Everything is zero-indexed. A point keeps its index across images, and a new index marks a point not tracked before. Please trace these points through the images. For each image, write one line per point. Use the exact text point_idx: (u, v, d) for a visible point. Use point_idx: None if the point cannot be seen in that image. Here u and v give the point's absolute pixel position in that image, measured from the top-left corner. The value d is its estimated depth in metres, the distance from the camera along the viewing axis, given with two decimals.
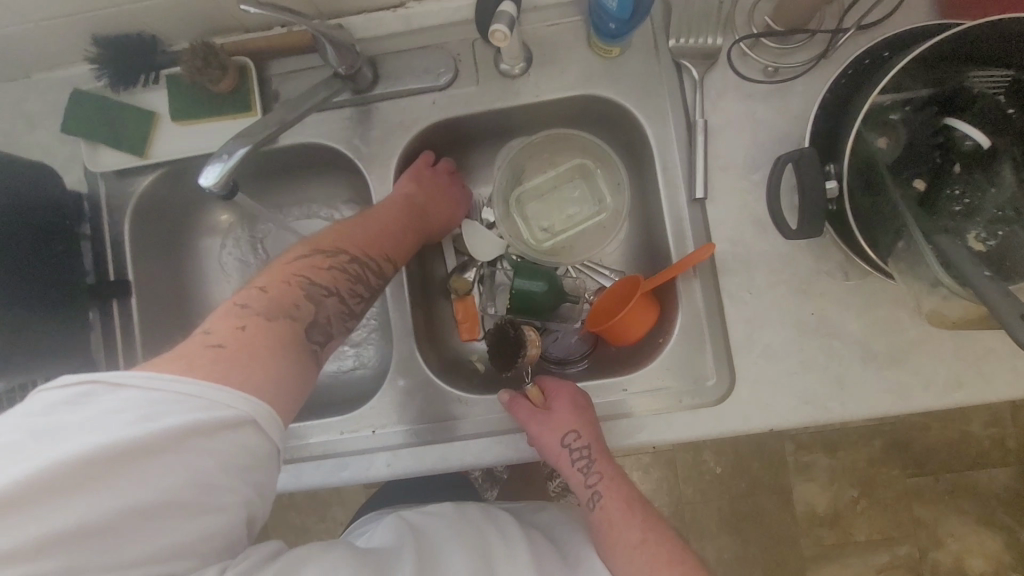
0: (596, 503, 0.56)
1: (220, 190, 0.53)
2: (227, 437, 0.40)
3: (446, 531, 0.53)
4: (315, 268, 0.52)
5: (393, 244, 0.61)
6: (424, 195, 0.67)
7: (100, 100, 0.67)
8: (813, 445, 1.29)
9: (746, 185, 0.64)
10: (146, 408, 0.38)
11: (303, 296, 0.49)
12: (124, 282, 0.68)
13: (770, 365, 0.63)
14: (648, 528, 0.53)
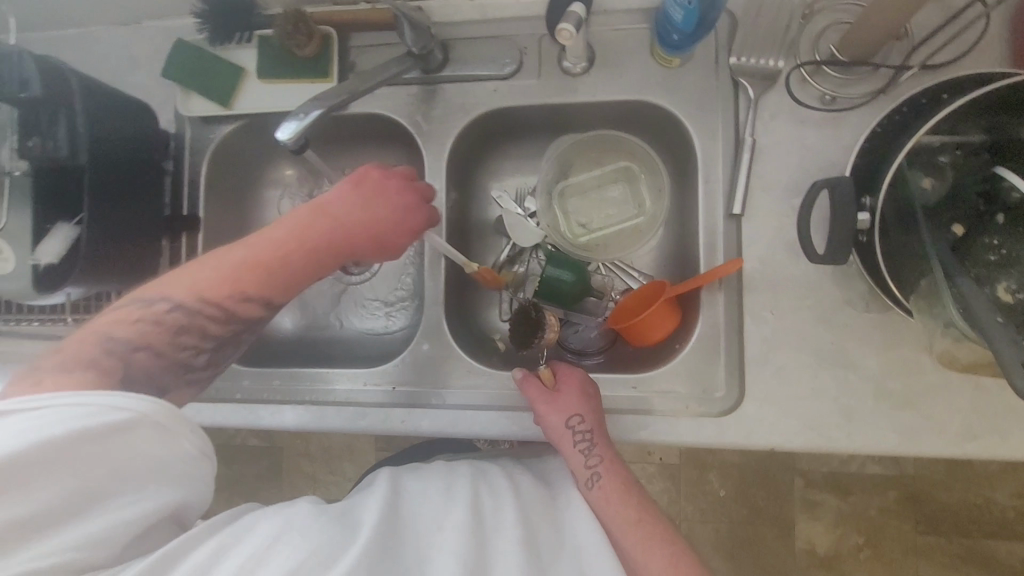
0: (594, 484, 0.60)
1: (294, 144, 0.59)
2: (139, 432, 0.46)
3: (433, 494, 0.57)
4: (172, 281, 0.55)
5: (282, 287, 0.58)
6: (335, 213, 0.60)
7: (198, 52, 0.74)
8: (822, 485, 1.27)
9: (785, 208, 0.66)
10: (63, 413, 0.44)
11: (129, 328, 0.52)
12: (194, 217, 0.75)
13: (781, 386, 0.64)
14: (641, 509, 0.59)
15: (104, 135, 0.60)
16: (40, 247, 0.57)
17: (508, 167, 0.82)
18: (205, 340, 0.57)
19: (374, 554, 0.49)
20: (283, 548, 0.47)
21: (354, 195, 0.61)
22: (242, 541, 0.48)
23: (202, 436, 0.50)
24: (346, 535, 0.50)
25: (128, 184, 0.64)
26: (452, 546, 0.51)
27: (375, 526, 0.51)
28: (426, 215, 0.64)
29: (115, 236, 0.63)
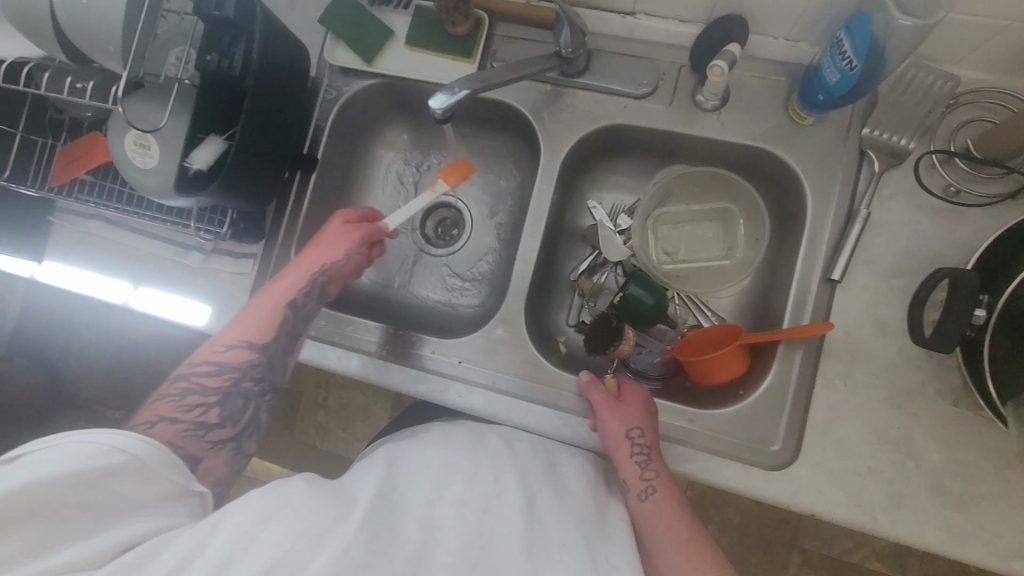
0: (648, 497, 0.62)
1: (441, 113, 0.63)
2: (134, 472, 0.51)
3: (428, 469, 0.59)
4: (195, 375, 0.64)
5: (261, 329, 0.66)
6: (320, 260, 0.69)
7: (355, 7, 0.78)
8: (821, 568, 1.32)
9: (883, 285, 0.66)
10: (76, 446, 0.48)
11: (186, 394, 0.62)
12: (314, 158, 0.78)
13: (837, 456, 0.65)
14: (695, 531, 0.59)
15: (271, 66, 0.64)
16: (193, 153, 0.62)
17: (610, 181, 0.84)
18: (249, 369, 0.65)
19: (370, 526, 0.49)
20: (281, 523, 0.47)
21: (323, 245, 0.70)
22: (227, 527, 0.47)
23: (186, 476, 0.54)
24: (342, 508, 0.50)
25: (277, 116, 0.68)
26: (454, 526, 0.52)
27: (370, 501, 0.51)
28: (377, 229, 0.73)
29: (254, 163, 0.67)
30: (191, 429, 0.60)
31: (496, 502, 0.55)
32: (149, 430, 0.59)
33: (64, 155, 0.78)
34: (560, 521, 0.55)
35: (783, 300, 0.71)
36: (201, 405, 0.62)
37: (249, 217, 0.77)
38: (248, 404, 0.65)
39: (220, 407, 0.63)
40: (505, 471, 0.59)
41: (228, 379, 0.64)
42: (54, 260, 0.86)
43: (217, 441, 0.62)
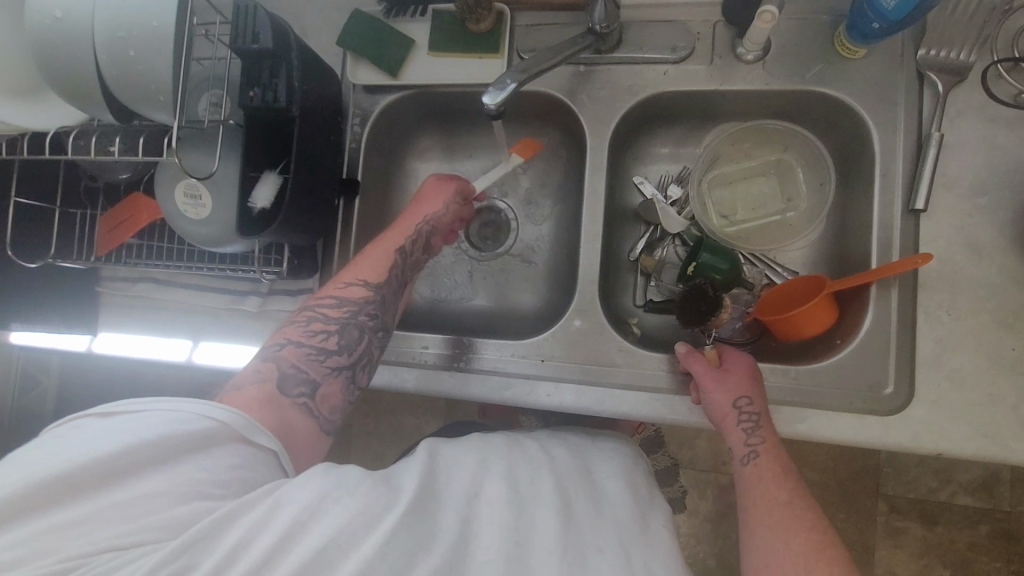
0: (751, 461, 0.60)
1: (495, 109, 0.62)
2: (219, 441, 0.49)
3: (471, 466, 0.56)
4: (310, 328, 0.63)
5: (376, 276, 0.68)
6: (423, 215, 0.74)
7: (372, 22, 0.76)
8: (908, 512, 1.28)
9: (968, 206, 0.64)
10: (164, 415, 0.47)
11: (307, 345, 0.61)
12: (355, 181, 0.76)
13: (955, 390, 0.62)
14: (796, 495, 0.57)
15: (310, 92, 0.62)
16: (255, 192, 0.60)
17: (653, 154, 0.83)
18: (367, 305, 0.66)
19: (415, 516, 0.48)
20: (334, 505, 0.45)
21: (426, 198, 0.76)
22: (287, 500, 0.45)
23: (253, 437, 0.51)
24: (390, 492, 0.49)
25: (321, 142, 0.66)
26: (498, 519, 0.51)
27: (416, 489, 0.50)
28: (466, 186, 0.79)
29: (309, 195, 0.65)
30: (316, 353, 0.61)
31: (534, 501, 0.54)
32: (278, 350, 0.60)
33: (107, 222, 0.77)
34: (596, 529, 0.54)
35: (864, 240, 0.69)
36: (323, 332, 0.63)
37: (301, 251, 0.75)
38: (363, 337, 0.65)
39: (339, 337, 0.63)
40: (542, 472, 0.58)
41: (345, 311, 0.65)
42: (107, 330, 0.84)
43: (334, 368, 0.62)
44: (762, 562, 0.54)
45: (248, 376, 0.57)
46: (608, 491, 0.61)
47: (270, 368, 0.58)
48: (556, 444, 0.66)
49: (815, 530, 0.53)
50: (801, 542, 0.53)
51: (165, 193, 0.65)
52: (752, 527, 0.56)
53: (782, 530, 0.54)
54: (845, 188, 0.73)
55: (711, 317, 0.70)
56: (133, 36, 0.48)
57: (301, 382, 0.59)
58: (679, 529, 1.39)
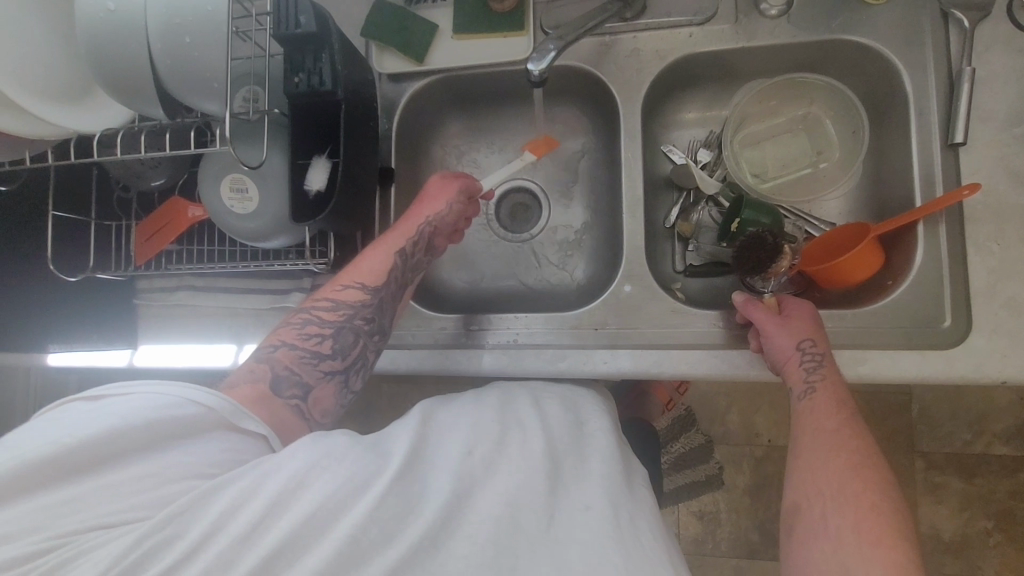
0: (808, 396, 0.62)
1: (537, 77, 0.64)
2: (208, 426, 0.51)
3: (463, 424, 0.58)
4: (304, 329, 0.65)
5: (371, 281, 0.67)
6: (425, 217, 0.72)
7: (395, 11, 0.77)
8: (946, 466, 1.28)
9: (1005, 137, 0.65)
10: (152, 399, 0.49)
11: (299, 346, 0.63)
12: (391, 169, 0.77)
13: (1012, 318, 0.63)
14: (847, 425, 0.60)
15: (351, 78, 0.63)
16: (309, 176, 0.61)
17: (679, 121, 0.84)
18: (360, 308, 0.66)
19: (402, 483, 0.49)
20: (325, 472, 0.48)
21: (429, 197, 0.73)
22: (277, 471, 0.47)
23: (236, 420, 0.53)
24: (376, 462, 0.50)
25: (362, 129, 0.66)
26: (487, 481, 0.52)
27: (402, 457, 0.51)
28: (471, 185, 0.76)
29: (354, 181, 0.65)
30: (308, 357, 0.63)
31: (521, 460, 0.54)
32: (272, 352, 0.62)
33: (146, 231, 0.77)
34: (585, 486, 0.54)
35: (904, 181, 0.69)
36: (319, 335, 0.65)
37: (345, 242, 0.75)
38: (358, 341, 0.66)
39: (334, 340, 0.65)
40: (532, 430, 0.58)
41: (341, 314, 0.66)
42: (147, 341, 0.83)
43: (327, 372, 0.64)
44: (802, 479, 0.58)
45: (245, 375, 0.61)
46: (597, 445, 0.60)
47: (264, 367, 0.61)
48: (548, 399, 0.66)
49: (857, 451, 0.57)
50: (840, 461, 0.57)
51: (211, 190, 0.65)
52: (800, 450, 0.60)
53: (825, 452, 0.58)
54: (877, 135, 0.74)
55: (768, 265, 0.71)
56: (189, 24, 0.49)
57: (294, 384, 0.61)
58: (719, 504, 1.38)
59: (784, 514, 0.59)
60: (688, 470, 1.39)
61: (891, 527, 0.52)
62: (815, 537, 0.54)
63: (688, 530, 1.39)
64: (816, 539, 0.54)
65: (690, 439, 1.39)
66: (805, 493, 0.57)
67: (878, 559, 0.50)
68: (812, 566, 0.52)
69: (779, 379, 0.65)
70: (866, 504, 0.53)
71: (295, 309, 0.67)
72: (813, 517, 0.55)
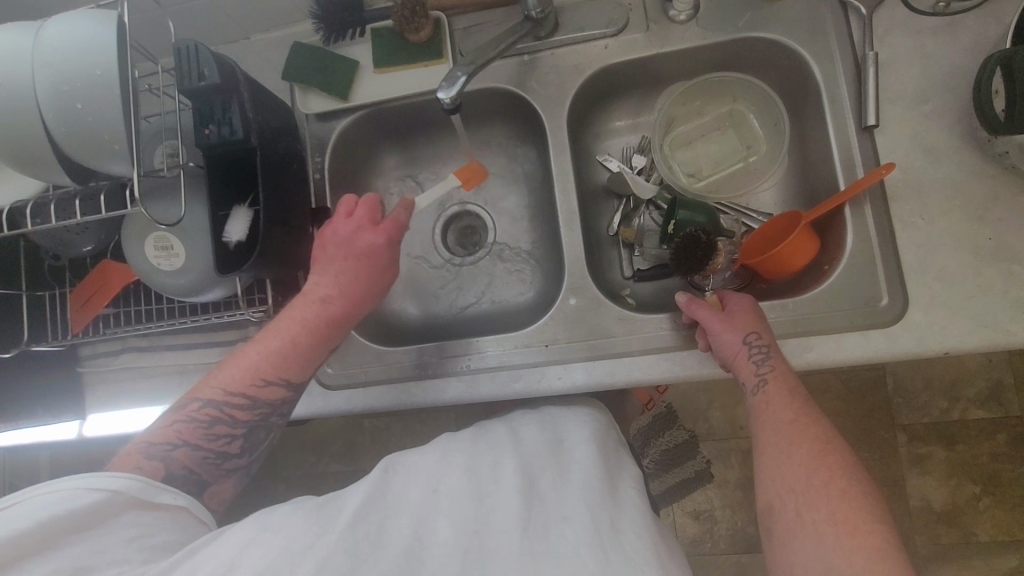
0: (761, 389, 0.61)
1: (451, 104, 0.64)
2: (116, 512, 0.50)
3: (426, 467, 0.60)
4: (204, 432, 0.61)
5: (292, 370, 0.64)
6: (341, 297, 0.65)
7: (314, 51, 0.77)
8: (927, 437, 1.29)
9: (916, 115, 0.67)
10: (46, 499, 0.47)
11: (194, 453, 0.60)
12: (326, 208, 0.77)
13: (945, 289, 0.63)
14: (801, 411, 0.59)
15: (266, 124, 0.63)
16: (228, 228, 0.60)
17: (610, 128, 0.85)
18: (278, 405, 0.65)
19: (355, 536, 0.50)
20: (258, 548, 0.48)
21: (343, 275, 0.65)
22: (209, 559, 0.48)
23: (150, 492, 0.53)
24: (326, 520, 0.52)
25: (283, 173, 0.66)
26: (448, 509, 0.54)
27: (354, 508, 0.53)
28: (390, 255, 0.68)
29: (280, 225, 0.64)
30: (212, 458, 0.62)
31: (493, 490, 0.56)
32: (169, 453, 0.59)
33: (77, 299, 0.75)
34: (559, 497, 0.55)
35: (828, 167, 0.71)
36: (228, 436, 0.63)
37: (286, 287, 0.74)
38: (268, 432, 0.66)
39: (244, 440, 0.64)
40: (505, 458, 0.60)
41: (251, 414, 0.63)
42: (97, 409, 0.80)
43: (232, 468, 0.64)
44: (769, 479, 0.56)
45: (130, 466, 0.57)
46: (577, 458, 0.62)
47: (157, 466, 0.58)
48: (524, 422, 0.70)
49: (817, 438, 0.56)
50: (802, 450, 0.55)
51: (135, 250, 0.64)
52: (763, 446, 0.58)
53: (784, 444, 0.57)
54: (799, 124, 0.76)
55: (707, 263, 0.72)
56: (78, 90, 0.48)
57: (190, 482, 0.60)
58: (712, 502, 1.37)
59: (761, 516, 0.57)
60: (677, 470, 1.38)
61: (861, 510, 0.50)
62: (795, 534, 0.52)
63: (685, 530, 1.37)
64: (797, 536, 0.52)
65: (676, 439, 1.39)
66: (777, 491, 0.55)
67: (854, 544, 0.48)
68: (801, 565, 0.50)
69: (732, 374, 0.64)
70: (836, 489, 0.52)
71: (191, 395, 0.62)
72: (787, 516, 0.53)
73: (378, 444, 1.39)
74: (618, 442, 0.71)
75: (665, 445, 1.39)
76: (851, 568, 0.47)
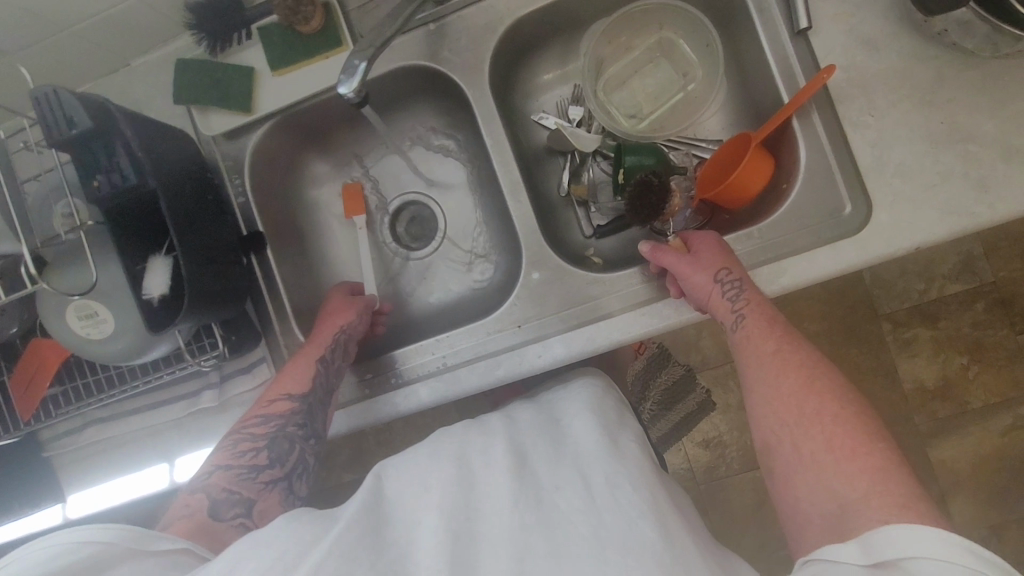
0: (740, 325, 0.60)
1: (356, 97, 0.58)
2: (112, 562, 0.46)
3: (423, 459, 0.57)
4: (232, 455, 0.65)
5: (294, 381, 0.67)
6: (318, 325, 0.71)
7: (202, 66, 0.70)
8: (911, 321, 1.31)
9: (848, 7, 0.63)
10: (39, 555, 0.45)
11: (225, 479, 0.63)
12: (258, 232, 0.71)
13: (906, 183, 0.61)
14: (782, 342, 0.59)
15: (163, 162, 0.57)
16: (146, 283, 0.55)
17: (541, 84, 0.79)
18: (292, 418, 0.67)
19: (354, 531, 0.47)
20: (253, 560, 0.46)
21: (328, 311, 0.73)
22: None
23: (147, 537, 0.49)
24: (321, 527, 0.49)
25: (198, 210, 0.60)
26: (438, 501, 0.50)
27: (353, 512, 0.50)
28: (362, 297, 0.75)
29: (207, 266, 0.59)
30: (245, 472, 0.64)
31: (484, 474, 0.54)
32: (207, 477, 0.63)
33: (18, 384, 0.70)
34: (553, 468, 0.53)
35: (767, 81, 0.68)
36: (253, 450, 0.65)
37: (235, 324, 0.69)
38: (294, 446, 0.67)
39: (269, 450, 0.66)
40: (494, 441, 0.58)
41: (273, 425, 0.67)
42: (75, 490, 0.76)
43: (269, 482, 0.65)
44: (763, 417, 0.56)
45: (179, 509, 0.61)
46: (575, 429, 0.60)
47: (198, 497, 0.62)
48: (518, 410, 0.67)
49: (803, 365, 0.56)
50: (791, 384, 0.55)
51: (59, 325, 0.59)
52: (752, 385, 0.58)
53: (772, 379, 0.56)
54: (730, 40, 0.72)
55: (662, 205, 0.70)
56: None
57: (234, 504, 0.62)
58: (719, 428, 1.39)
59: (760, 455, 0.57)
60: (680, 406, 1.39)
61: (858, 434, 0.50)
62: (797, 470, 0.51)
63: (698, 461, 1.39)
64: (799, 472, 0.51)
65: (674, 376, 1.40)
66: (773, 428, 0.55)
67: (857, 468, 0.48)
68: (804, 500, 0.50)
69: (709, 315, 0.63)
70: (830, 418, 0.51)
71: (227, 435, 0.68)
72: (786, 453, 0.53)
73: (384, 446, 1.37)
74: (619, 404, 0.68)
75: (664, 385, 1.40)
76: (854, 492, 0.47)
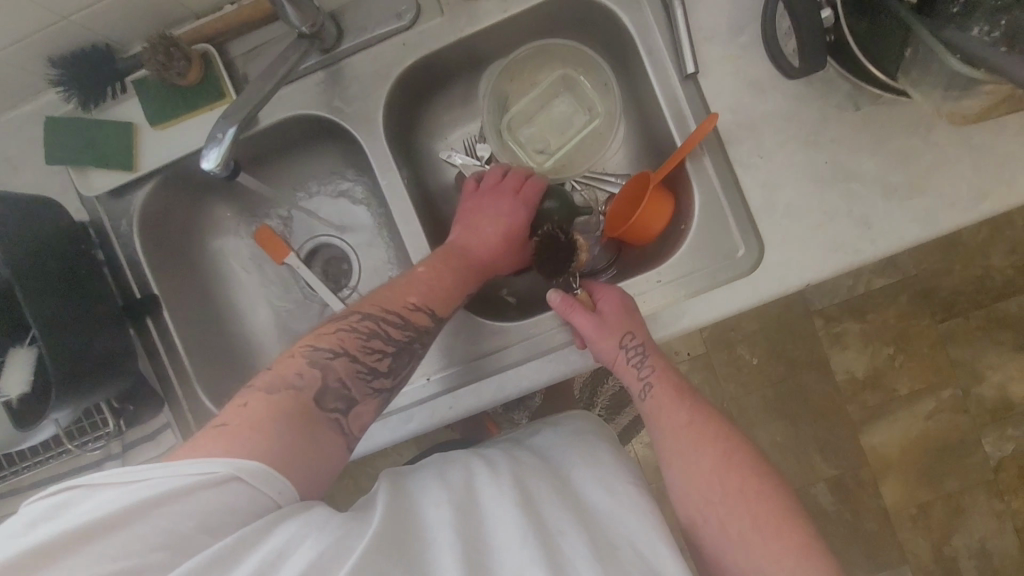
0: (648, 394, 0.61)
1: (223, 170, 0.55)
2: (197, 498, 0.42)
3: (425, 487, 0.50)
4: (323, 335, 0.55)
5: (443, 297, 0.63)
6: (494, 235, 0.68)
7: (77, 123, 0.66)
8: (840, 316, 1.35)
9: (733, 49, 0.64)
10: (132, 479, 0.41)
11: (306, 365, 0.53)
12: (151, 296, 0.69)
13: (795, 224, 0.62)
14: (693, 411, 0.59)
15: (19, 243, 0.54)
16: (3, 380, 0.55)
17: (446, 121, 0.77)
18: (423, 336, 0.61)
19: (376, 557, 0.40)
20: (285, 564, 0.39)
21: (501, 218, 0.68)
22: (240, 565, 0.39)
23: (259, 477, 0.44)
24: (349, 544, 0.41)
25: (66, 287, 0.57)
26: (444, 528, 0.43)
27: (380, 530, 0.42)
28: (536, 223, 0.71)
29: (81, 346, 0.56)
30: (364, 372, 0.56)
31: (491, 504, 0.47)
32: (330, 360, 0.54)
33: None
34: (564, 509, 0.46)
35: (662, 121, 0.68)
36: (381, 352, 0.58)
37: (130, 394, 0.67)
38: (413, 360, 0.61)
39: (395, 359, 0.59)
40: (500, 471, 0.51)
41: (404, 334, 0.59)
42: None
43: (378, 389, 0.57)
44: (682, 492, 0.56)
45: (285, 372, 0.52)
46: (581, 472, 0.53)
47: (315, 372, 0.53)
48: (518, 449, 0.59)
49: (715, 437, 0.57)
50: (708, 458, 0.55)
51: None
52: (668, 457, 0.58)
53: (687, 451, 0.56)
54: (628, 78, 0.72)
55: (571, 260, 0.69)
56: None
57: (341, 397, 0.53)
58: None
59: (682, 526, 0.57)
60: None
61: (777, 510, 0.52)
62: (727, 551, 0.52)
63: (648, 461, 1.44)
64: (729, 552, 0.52)
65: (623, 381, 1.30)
66: (696, 506, 0.54)
67: (783, 548, 0.50)
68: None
69: (619, 381, 0.63)
70: (748, 495, 0.53)
71: (344, 312, 0.59)
72: (712, 532, 0.53)
73: None
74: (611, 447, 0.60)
75: None
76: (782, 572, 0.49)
